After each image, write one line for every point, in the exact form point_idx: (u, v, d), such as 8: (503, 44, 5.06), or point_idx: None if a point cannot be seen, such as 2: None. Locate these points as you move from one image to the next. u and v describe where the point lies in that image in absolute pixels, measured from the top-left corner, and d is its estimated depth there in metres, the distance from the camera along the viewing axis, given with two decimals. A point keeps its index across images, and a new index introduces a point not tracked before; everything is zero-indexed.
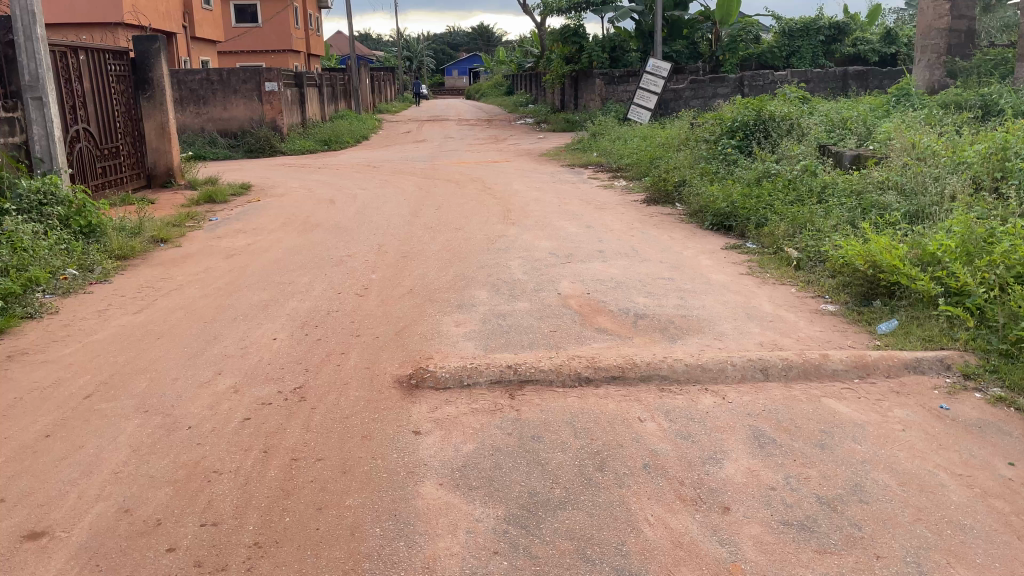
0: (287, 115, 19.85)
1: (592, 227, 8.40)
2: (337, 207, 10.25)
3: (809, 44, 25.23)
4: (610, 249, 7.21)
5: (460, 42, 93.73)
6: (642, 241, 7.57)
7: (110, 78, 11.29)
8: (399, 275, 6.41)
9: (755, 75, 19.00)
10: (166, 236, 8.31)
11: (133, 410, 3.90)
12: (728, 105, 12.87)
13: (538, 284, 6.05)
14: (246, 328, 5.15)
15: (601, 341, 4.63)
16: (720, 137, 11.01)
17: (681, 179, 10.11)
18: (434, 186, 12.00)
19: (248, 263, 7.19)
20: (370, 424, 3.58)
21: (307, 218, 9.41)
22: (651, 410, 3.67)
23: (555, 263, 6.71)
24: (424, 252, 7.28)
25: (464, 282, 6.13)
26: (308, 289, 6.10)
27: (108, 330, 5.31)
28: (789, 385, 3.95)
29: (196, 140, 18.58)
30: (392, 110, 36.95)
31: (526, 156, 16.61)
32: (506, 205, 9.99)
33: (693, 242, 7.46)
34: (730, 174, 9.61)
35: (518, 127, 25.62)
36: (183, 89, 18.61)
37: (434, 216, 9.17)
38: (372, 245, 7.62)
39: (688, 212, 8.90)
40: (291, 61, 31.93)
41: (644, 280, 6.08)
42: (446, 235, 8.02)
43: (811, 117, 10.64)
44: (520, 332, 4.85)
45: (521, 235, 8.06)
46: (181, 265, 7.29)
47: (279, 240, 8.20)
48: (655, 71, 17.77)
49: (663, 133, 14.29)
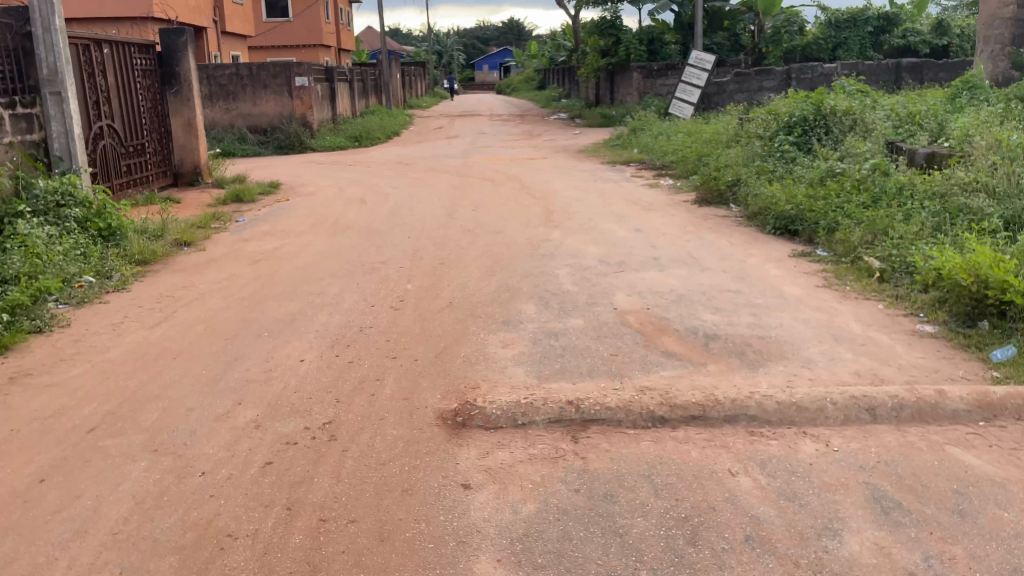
0: (318, 111, 19.42)
1: (642, 231, 7.81)
2: (369, 208, 9.76)
3: (857, 34, 24.14)
4: (666, 256, 6.61)
5: (491, 36, 93.10)
6: (698, 247, 6.97)
7: (136, 72, 10.92)
8: (438, 285, 5.89)
9: (804, 68, 18.20)
10: (190, 239, 7.90)
11: (141, 450, 3.41)
12: (781, 99, 12.19)
13: (590, 297, 5.49)
14: (271, 347, 4.66)
15: (670, 368, 4.06)
16: (775, 133, 10.33)
17: (736, 178, 9.48)
18: (469, 184, 11.48)
19: (276, 270, 6.72)
20: (411, 474, 3.05)
21: (338, 220, 8.93)
22: (743, 461, 3.09)
23: (607, 272, 6.15)
24: (464, 258, 6.73)
25: (509, 294, 5.59)
26: (339, 301, 5.59)
27: (122, 346, 4.84)
28: (902, 429, 3.35)
29: (226, 136, 18.25)
30: (423, 105, 36.54)
31: (563, 152, 16.01)
32: (547, 206, 9.43)
33: (755, 249, 6.84)
34: (790, 174, 8.98)
35: (554, 123, 25.06)
36: (213, 84, 18.31)
37: (472, 218, 8.63)
38: (407, 250, 7.11)
39: (747, 214, 8.28)
40: (322, 56, 31.64)
41: (709, 293, 5.49)
42: (485, 240, 7.49)
43: (875, 111, 9.93)
44: (577, 356, 4.29)
45: (566, 239, 7.50)
46: (205, 271, 6.84)
47: (308, 243, 7.72)
48: (699, 64, 17.18)
49: (709, 129, 13.64)
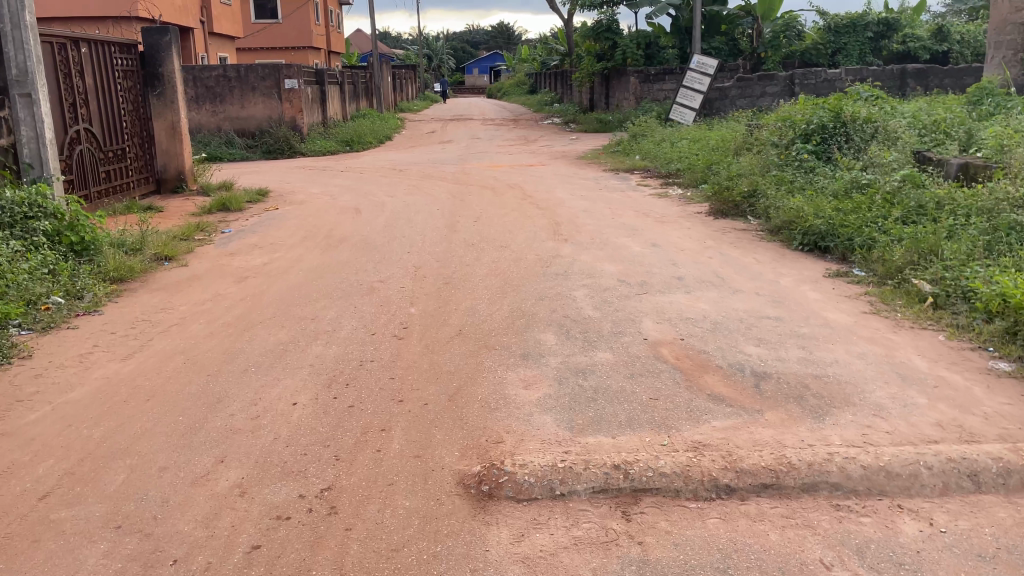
0: (308, 114, 18.82)
1: (658, 246, 7.27)
2: (364, 218, 9.19)
3: (856, 40, 23.81)
4: (690, 276, 6.08)
5: (481, 40, 92.61)
6: (724, 266, 6.43)
7: (116, 73, 10.29)
8: (444, 309, 5.33)
9: (807, 74, 17.75)
10: (171, 253, 7.31)
11: (102, 526, 2.83)
12: (793, 106, 11.67)
13: (615, 324, 4.94)
14: (258, 385, 4.08)
15: (723, 417, 3.51)
16: (792, 141, 9.80)
17: (753, 188, 8.96)
18: (468, 193, 10.92)
19: (265, 290, 6.14)
20: (431, 567, 2.49)
21: (332, 232, 8.36)
22: (836, 548, 2.54)
23: (629, 294, 5.61)
24: (471, 277, 6.17)
25: (524, 321, 5.03)
26: (335, 328, 5.02)
27: (89, 383, 4.25)
28: (1013, 502, 2.83)
29: (212, 140, 17.61)
30: (414, 108, 35.93)
31: (562, 158, 15.49)
32: (552, 217, 8.89)
33: (786, 267, 6.32)
34: (812, 184, 8.48)
35: (548, 128, 24.55)
36: (199, 86, 17.70)
37: (475, 231, 8.07)
38: (408, 267, 6.55)
39: (769, 228, 7.75)
40: (312, 58, 31.02)
41: (746, 320, 4.96)
42: (491, 256, 6.94)
43: (898, 120, 9.44)
44: (612, 399, 3.73)
45: (579, 255, 6.96)
46: (187, 290, 6.25)
47: (299, 258, 7.15)
48: (701, 69, 16.65)
49: (716, 137, 13.13)
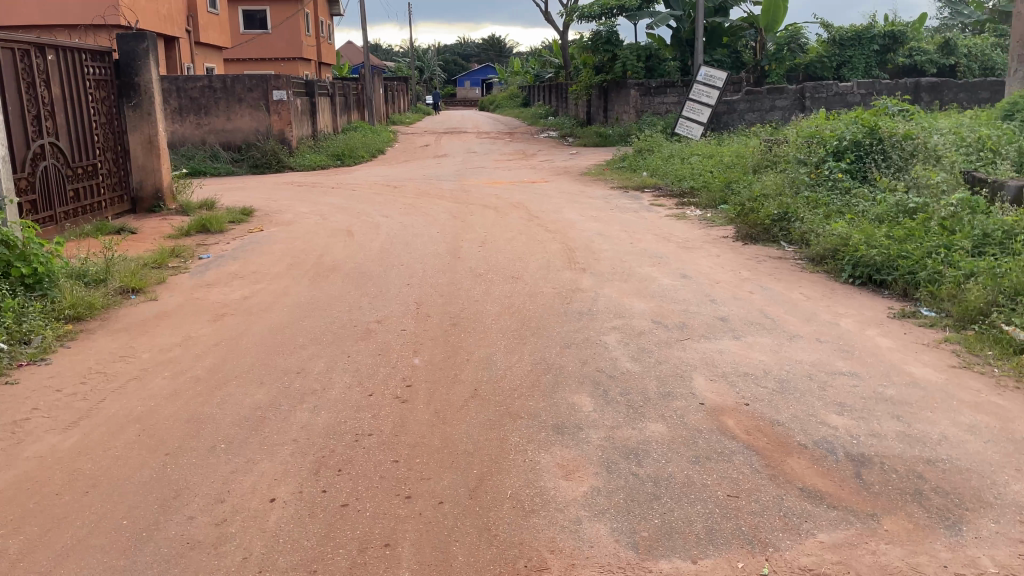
0: (298, 127, 17.99)
1: (689, 277, 6.48)
2: (357, 242, 8.37)
3: (863, 53, 23.09)
4: (734, 316, 5.29)
5: (473, 52, 91.99)
6: (769, 303, 5.66)
7: (87, 83, 9.47)
8: (454, 360, 4.51)
9: (818, 87, 17.06)
10: (139, 285, 6.50)
11: None
12: (818, 121, 10.92)
13: (660, 381, 4.13)
14: (227, 472, 3.25)
15: (830, 528, 2.72)
16: (822, 159, 9.05)
17: (784, 211, 8.19)
18: (469, 213, 10.13)
19: (244, 331, 5.30)
20: None
21: (321, 258, 7.54)
22: None
23: (668, 340, 4.82)
24: (483, 317, 5.35)
25: (551, 376, 4.22)
26: (325, 385, 4.19)
27: (16, 464, 3.42)
28: None
29: (196, 154, 16.79)
30: (405, 121, 35.09)
31: (564, 174, 14.66)
32: (565, 241, 8.10)
33: (840, 306, 5.54)
34: (851, 207, 7.73)
35: (546, 142, 23.79)
36: (183, 97, 16.91)
37: (482, 258, 7.26)
38: (409, 304, 5.73)
39: (810, 256, 6.97)
40: (302, 69, 30.25)
41: (816, 376, 4.17)
42: (502, 289, 6.13)
43: (937, 136, 8.71)
44: (681, 497, 2.93)
45: (601, 289, 6.16)
46: (154, 331, 5.42)
47: (283, 292, 6.34)
48: (708, 81, 15.98)
49: (732, 154, 12.38)
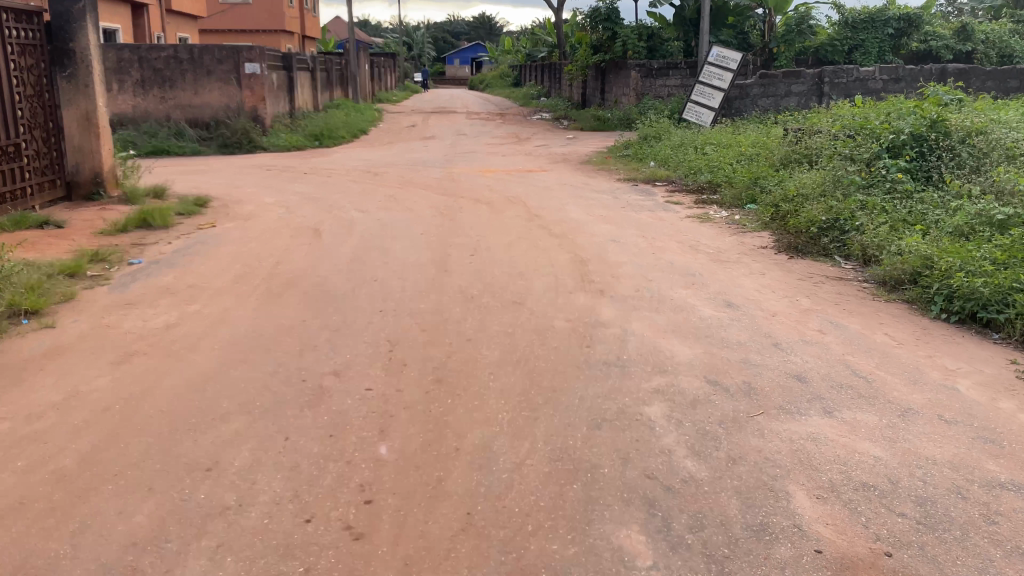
0: (272, 103, 16.46)
1: (736, 305, 5.15)
2: (323, 246, 6.96)
3: (876, 37, 21.51)
4: (816, 374, 3.95)
5: (461, 28, 89.78)
6: (852, 351, 4.32)
7: (8, 46, 7.93)
8: (439, 450, 3.14)
9: (839, 70, 15.52)
10: (36, 306, 5.06)
11: None
12: (863, 114, 9.55)
13: (745, 500, 2.79)
14: None
15: None
16: (876, 154, 7.69)
17: (834, 217, 6.85)
18: (458, 208, 8.73)
19: (153, 384, 3.91)
20: None
21: (276, 268, 6.14)
22: None
23: (736, 417, 3.47)
24: (477, 370, 3.97)
25: (581, 486, 2.86)
26: (245, 498, 2.81)
27: None
28: None
29: (157, 130, 15.24)
30: (392, 98, 33.48)
31: (563, 163, 13.27)
32: (573, 249, 6.74)
33: (947, 360, 4.21)
34: (920, 216, 6.42)
35: (539, 124, 22.32)
36: (144, 67, 15.34)
37: (473, 273, 5.89)
38: (379, 345, 4.35)
39: (881, 278, 5.64)
40: (283, 42, 28.61)
41: (969, 497, 2.84)
42: (500, 322, 4.76)
43: (1014, 134, 7.38)
44: None
45: (628, 322, 4.80)
46: (32, 381, 4.01)
47: (221, 320, 4.94)
48: (721, 62, 14.52)
49: (754, 145, 11.00)
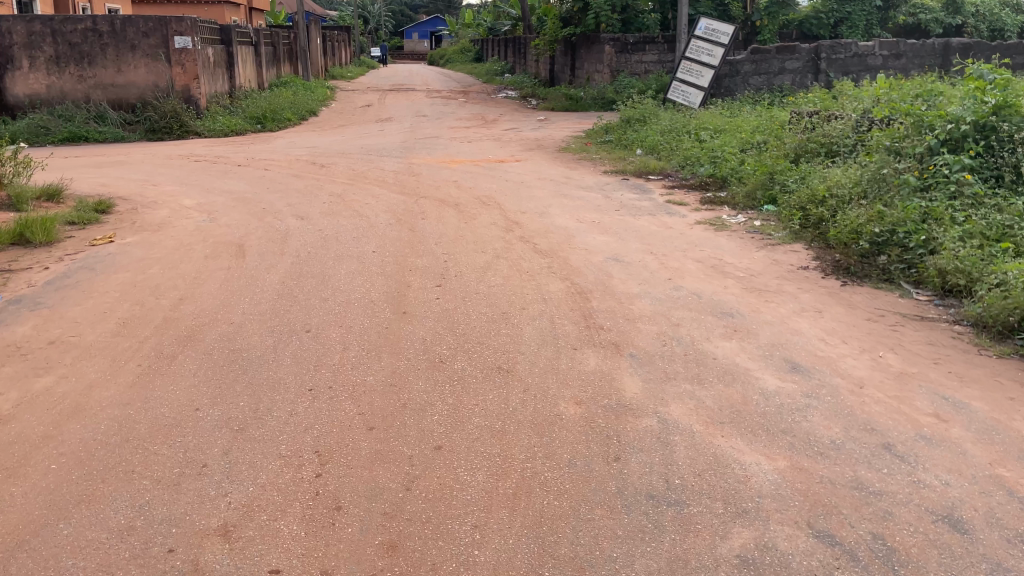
0: (208, 81, 14.66)
1: (804, 370, 3.75)
2: (246, 270, 5.44)
3: (863, 8, 20.04)
4: (976, 519, 2.56)
5: (421, 2, 87.11)
6: (1001, 459, 2.95)
7: None
8: None
9: (837, 45, 14.15)
10: None
11: None
12: (894, 97, 8.21)
13: None
14: None
15: None
16: (929, 146, 6.34)
17: (890, 228, 5.51)
18: (419, 212, 7.22)
19: None
20: None
21: (177, 311, 4.60)
22: None
23: None
24: (453, 520, 2.53)
25: None
26: None
27: None
28: None
29: (76, 113, 13.41)
30: (348, 75, 31.52)
31: (538, 150, 11.78)
32: (566, 273, 5.29)
33: None
34: (1005, 230, 5.10)
35: (506, 103, 20.72)
36: (60, 42, 13.46)
37: (440, 316, 4.42)
38: (303, 465, 2.86)
39: (980, 319, 4.29)
40: (229, 15, 26.50)
41: None
42: (481, 408, 3.32)
43: None
44: None
45: (665, 404, 3.38)
46: None
47: (76, 409, 3.41)
48: (710, 36, 13.01)
49: (758, 130, 9.60)
